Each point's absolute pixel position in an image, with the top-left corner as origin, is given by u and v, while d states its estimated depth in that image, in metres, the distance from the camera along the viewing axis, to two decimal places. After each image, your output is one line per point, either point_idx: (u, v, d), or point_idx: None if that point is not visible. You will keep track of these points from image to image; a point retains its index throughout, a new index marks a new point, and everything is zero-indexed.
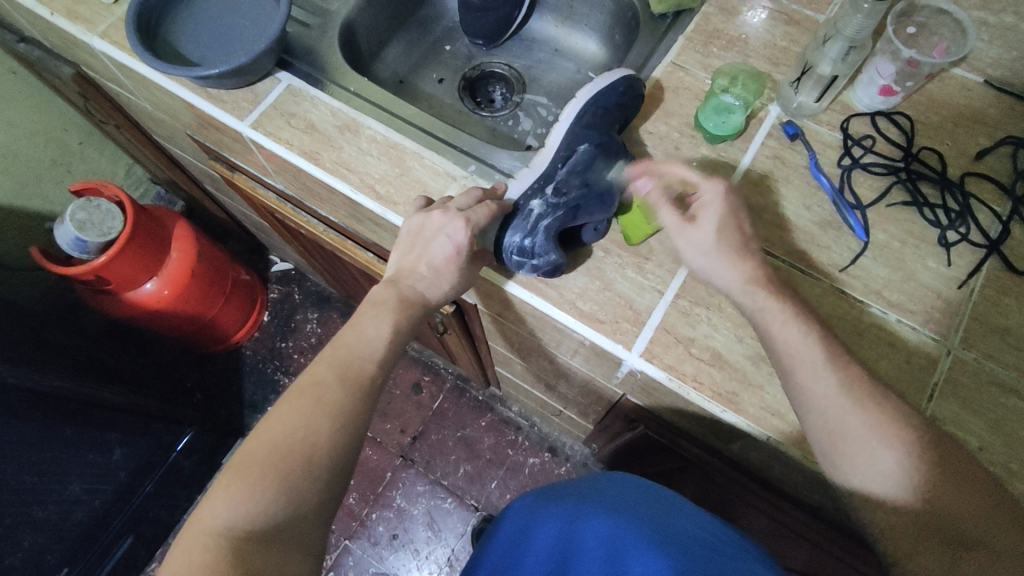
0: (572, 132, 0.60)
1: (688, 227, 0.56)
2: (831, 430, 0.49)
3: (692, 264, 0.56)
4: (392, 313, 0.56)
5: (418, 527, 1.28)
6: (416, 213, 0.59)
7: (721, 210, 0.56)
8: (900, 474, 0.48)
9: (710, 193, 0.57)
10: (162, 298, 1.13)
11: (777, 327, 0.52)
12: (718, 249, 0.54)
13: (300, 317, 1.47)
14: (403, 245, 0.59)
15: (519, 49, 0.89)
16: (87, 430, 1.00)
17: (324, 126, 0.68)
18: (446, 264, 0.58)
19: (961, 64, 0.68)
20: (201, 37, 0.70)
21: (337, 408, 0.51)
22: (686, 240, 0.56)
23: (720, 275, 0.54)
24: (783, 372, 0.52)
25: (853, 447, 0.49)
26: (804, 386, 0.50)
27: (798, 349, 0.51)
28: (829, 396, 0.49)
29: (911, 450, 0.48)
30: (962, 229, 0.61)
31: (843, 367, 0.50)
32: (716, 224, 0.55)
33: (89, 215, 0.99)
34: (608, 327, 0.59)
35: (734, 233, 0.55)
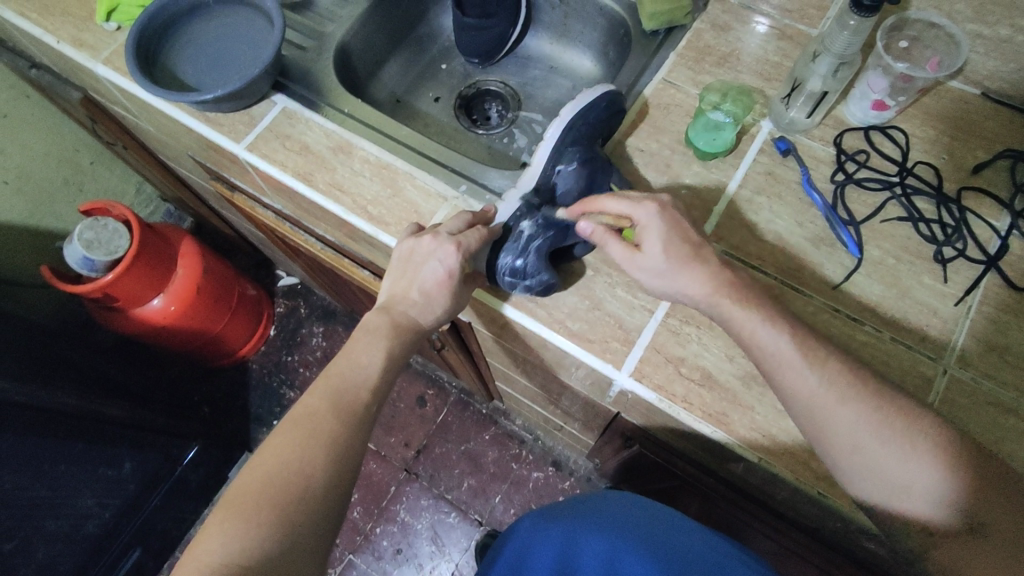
0: (559, 147, 0.60)
1: (636, 256, 0.54)
2: (823, 435, 0.49)
3: (654, 288, 0.55)
4: (383, 334, 0.57)
5: (422, 542, 1.28)
6: (407, 239, 0.59)
7: (662, 229, 0.53)
8: (899, 476, 0.47)
9: (647, 217, 0.54)
10: (168, 313, 1.15)
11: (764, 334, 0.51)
12: (675, 270, 0.53)
13: (306, 331, 1.48)
14: (393, 272, 0.59)
15: (515, 67, 0.90)
16: (96, 447, 1.01)
17: (318, 147, 0.69)
18: (438, 288, 0.58)
19: (958, 77, 0.67)
20: (199, 61, 0.72)
21: (332, 437, 0.51)
22: (640, 270, 0.54)
23: (686, 291, 0.53)
24: (767, 371, 0.51)
25: (839, 438, 0.48)
26: (792, 391, 0.50)
27: (775, 346, 0.50)
28: (816, 402, 0.49)
29: (907, 450, 0.47)
30: (958, 244, 0.60)
31: (826, 364, 0.49)
32: (661, 245, 0.53)
33: (96, 235, 1.00)
34: (598, 347, 0.59)
35: (685, 250, 0.53)
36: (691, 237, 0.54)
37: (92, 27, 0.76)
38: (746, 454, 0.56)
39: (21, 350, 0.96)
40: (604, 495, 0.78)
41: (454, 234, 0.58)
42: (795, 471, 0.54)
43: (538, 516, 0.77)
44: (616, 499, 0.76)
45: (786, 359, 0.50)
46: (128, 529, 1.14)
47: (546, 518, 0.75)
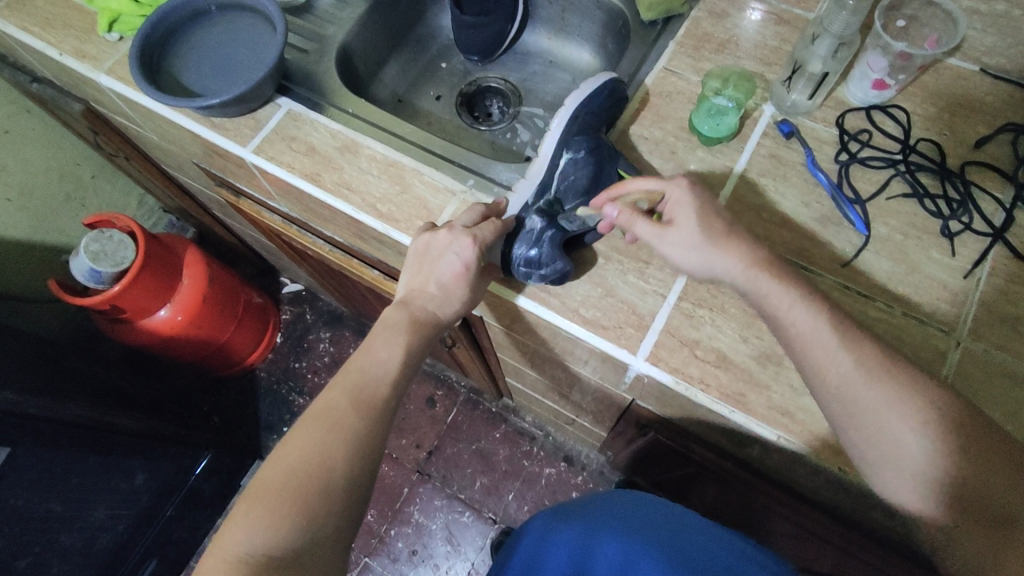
0: (565, 137, 0.61)
1: (668, 232, 0.55)
2: (849, 413, 0.49)
3: (683, 266, 0.55)
4: (400, 330, 0.57)
5: (437, 542, 1.28)
6: (423, 233, 0.59)
7: (695, 204, 0.55)
8: (918, 460, 0.47)
9: (677, 193, 0.56)
10: (175, 323, 1.15)
11: (784, 310, 0.52)
12: (706, 247, 0.54)
13: (313, 336, 1.48)
14: (410, 266, 0.59)
15: (515, 63, 0.90)
16: (111, 458, 1.01)
17: (325, 148, 0.70)
18: (455, 282, 0.58)
19: (956, 54, 0.68)
20: (202, 67, 0.72)
21: (352, 431, 0.51)
22: (671, 245, 0.55)
23: (719, 264, 0.54)
24: (797, 352, 0.51)
25: (866, 422, 0.48)
26: (823, 373, 0.50)
27: (807, 328, 0.51)
28: (845, 380, 0.49)
29: (931, 434, 0.47)
30: (964, 219, 0.61)
31: (857, 343, 0.49)
32: (694, 218, 0.55)
33: (102, 246, 1.01)
34: (612, 333, 0.59)
35: (717, 224, 0.55)
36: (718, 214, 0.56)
37: (93, 38, 0.77)
38: (765, 434, 0.56)
39: (29, 365, 0.95)
40: (614, 496, 0.77)
41: (471, 226, 0.58)
42: (814, 449, 0.55)
43: (551, 517, 0.76)
44: (630, 501, 0.75)
45: (817, 333, 0.50)
46: (144, 540, 1.14)
47: (559, 518, 0.75)
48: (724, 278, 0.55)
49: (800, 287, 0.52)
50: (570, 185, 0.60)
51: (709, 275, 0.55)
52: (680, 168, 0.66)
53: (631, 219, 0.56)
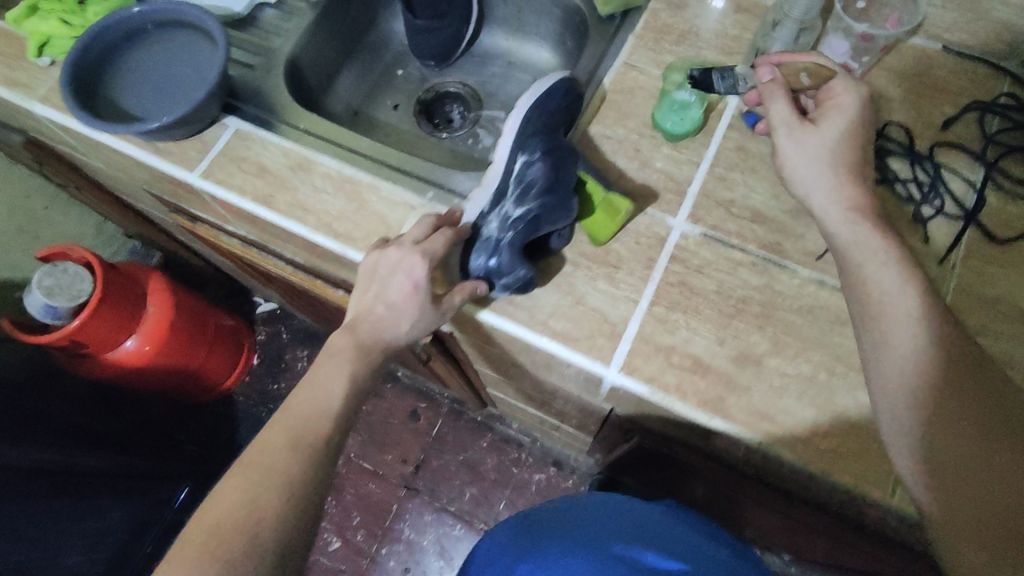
0: (520, 140, 0.57)
1: (807, 126, 0.54)
2: (894, 395, 0.46)
3: (794, 170, 0.54)
4: (346, 358, 0.54)
5: (430, 558, 1.25)
6: (371, 253, 0.58)
7: (850, 120, 0.54)
8: (944, 457, 0.44)
9: (845, 96, 0.55)
10: (143, 353, 1.11)
11: (869, 269, 0.49)
12: (829, 166, 0.53)
13: (290, 356, 1.44)
14: (360, 287, 0.58)
15: (472, 65, 0.87)
16: (88, 497, 0.98)
17: (276, 167, 0.67)
18: (405, 301, 0.55)
19: (918, 33, 0.66)
20: (141, 89, 0.68)
21: (288, 472, 0.48)
22: (802, 135, 0.54)
23: (821, 190, 0.53)
24: (870, 317, 0.48)
25: (915, 402, 0.45)
26: (894, 347, 0.47)
27: (892, 293, 0.48)
28: (916, 357, 0.46)
29: (966, 437, 0.43)
30: (936, 202, 0.60)
31: (943, 332, 0.46)
32: (839, 133, 0.54)
33: (57, 280, 0.96)
34: (584, 344, 0.57)
35: (850, 153, 0.54)
36: (861, 151, 0.54)
37: (24, 65, 0.73)
38: (747, 439, 0.54)
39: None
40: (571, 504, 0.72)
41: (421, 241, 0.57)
42: (796, 451, 0.53)
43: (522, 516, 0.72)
44: (593, 506, 0.70)
45: (891, 294, 0.48)
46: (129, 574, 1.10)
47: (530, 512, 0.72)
48: (816, 208, 0.53)
49: (901, 256, 0.50)
50: (543, 187, 0.55)
51: (805, 198, 0.54)
52: (646, 167, 0.63)
53: (776, 89, 0.56)
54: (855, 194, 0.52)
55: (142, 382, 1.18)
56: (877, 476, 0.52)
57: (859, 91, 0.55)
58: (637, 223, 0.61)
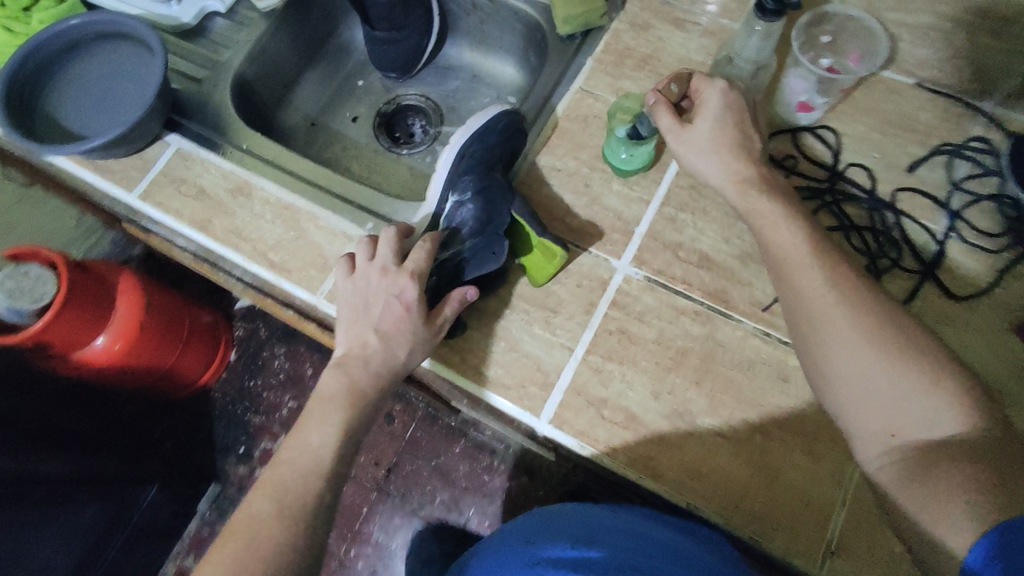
0: (451, 178, 0.57)
1: (684, 130, 0.57)
2: (831, 368, 0.48)
3: (686, 163, 0.57)
4: (339, 405, 0.53)
5: (398, 561, 1.26)
6: (347, 282, 0.56)
7: (717, 113, 0.56)
8: (898, 418, 0.45)
9: (712, 95, 0.57)
10: (113, 352, 1.07)
11: (768, 231, 0.53)
12: (710, 146, 0.56)
13: (267, 353, 1.39)
14: (346, 318, 0.55)
15: (435, 77, 0.84)
16: (45, 506, 0.96)
17: (216, 190, 0.65)
18: (396, 327, 0.53)
19: (890, 67, 0.63)
20: (81, 102, 0.66)
21: (274, 548, 0.47)
22: (684, 140, 0.57)
23: (710, 171, 0.56)
24: (779, 271, 0.52)
25: (822, 338, 0.48)
26: (799, 293, 0.50)
27: (789, 247, 0.52)
28: (817, 298, 0.49)
29: (909, 387, 0.45)
30: (893, 254, 0.57)
31: (836, 273, 0.50)
32: (711, 125, 0.56)
33: (18, 284, 0.93)
34: (515, 393, 0.55)
35: (729, 137, 0.56)
36: (743, 132, 0.57)
37: None
38: (677, 501, 0.52)
39: None
40: (525, 523, 0.60)
41: (399, 261, 0.55)
42: (725, 515, 0.51)
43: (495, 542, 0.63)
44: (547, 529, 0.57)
45: (796, 261, 0.51)
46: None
47: (504, 534, 0.63)
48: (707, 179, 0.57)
49: (794, 213, 0.53)
50: (467, 167, 0.56)
51: (700, 178, 0.58)
52: (595, 204, 0.61)
53: (660, 108, 0.58)
54: (743, 169, 0.56)
55: (121, 380, 1.17)
56: (805, 546, 0.50)
57: (717, 83, 0.57)
58: (579, 264, 0.59)
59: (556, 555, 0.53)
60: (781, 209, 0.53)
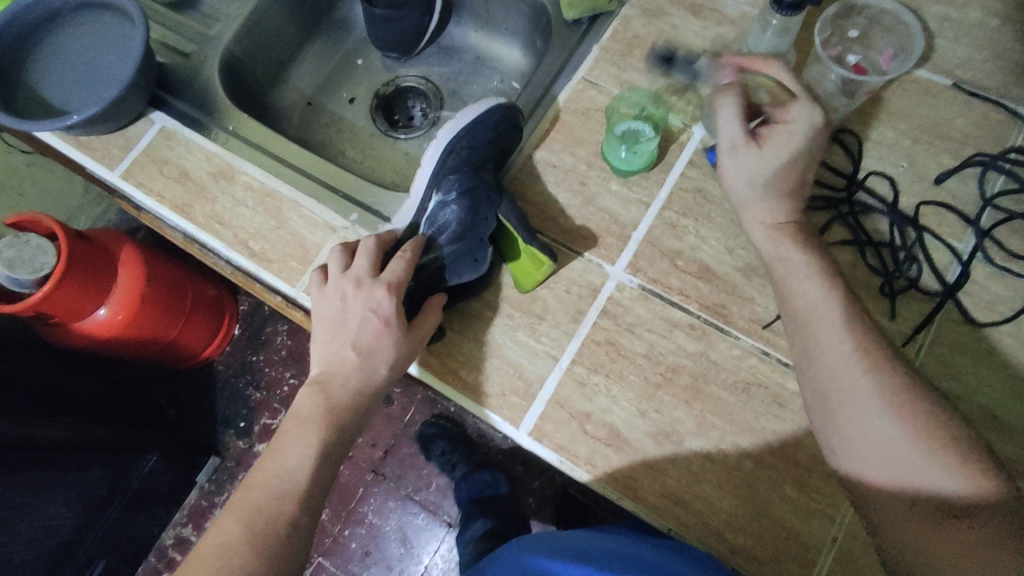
0: (436, 177, 0.53)
1: (749, 148, 0.48)
2: (847, 411, 0.43)
3: (729, 186, 0.50)
4: (313, 426, 0.49)
5: (391, 544, 1.12)
6: (322, 295, 0.53)
7: (796, 148, 0.48)
8: (916, 501, 0.41)
9: (798, 125, 0.48)
10: (116, 323, 0.99)
11: (796, 280, 0.47)
12: (762, 186, 0.49)
13: (271, 329, 1.32)
14: (321, 335, 0.52)
15: (438, 57, 0.80)
16: (40, 473, 0.87)
17: (198, 173, 0.62)
18: (376, 342, 0.50)
19: (925, 65, 0.57)
20: (63, 76, 0.63)
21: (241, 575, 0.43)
22: (738, 159, 0.48)
23: (751, 212, 0.50)
24: (798, 326, 0.46)
25: (844, 407, 0.43)
26: (819, 349, 0.45)
27: (816, 301, 0.46)
28: (841, 360, 0.43)
29: (934, 469, 0.40)
30: (911, 274, 0.52)
31: (866, 333, 0.44)
32: (782, 159, 0.48)
33: (18, 252, 0.86)
34: (495, 402, 0.52)
35: (788, 180, 0.49)
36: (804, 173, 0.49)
37: None
38: (656, 523, 0.50)
39: None
40: (514, 547, 0.57)
41: (376, 273, 0.52)
42: (710, 543, 0.48)
43: None
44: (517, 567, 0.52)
45: (809, 288, 0.46)
46: (68, 571, 1.00)
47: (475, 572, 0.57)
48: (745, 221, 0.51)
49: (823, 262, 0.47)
50: (456, 165, 0.53)
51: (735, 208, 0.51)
52: (590, 204, 0.57)
53: (732, 105, 0.48)
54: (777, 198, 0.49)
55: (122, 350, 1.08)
56: None
57: (815, 112, 0.48)
58: (570, 269, 0.55)
59: (545, 568, 0.49)
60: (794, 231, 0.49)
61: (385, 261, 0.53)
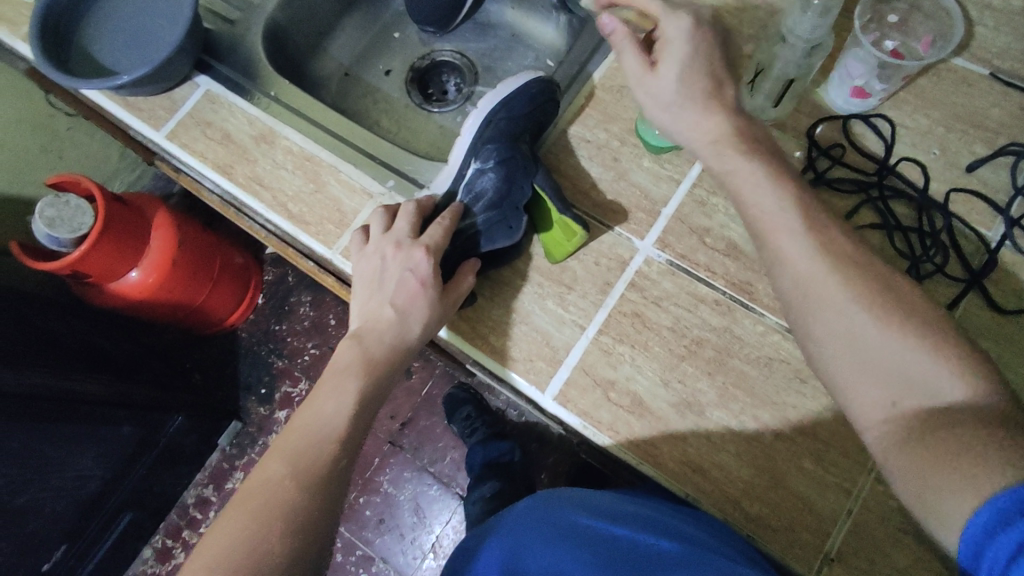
0: (475, 146, 0.55)
1: (648, 76, 0.51)
2: (806, 313, 0.44)
3: (654, 117, 0.53)
4: (351, 382, 0.51)
5: (404, 512, 1.15)
6: (365, 255, 0.55)
7: (683, 61, 0.50)
8: (892, 393, 0.40)
9: (673, 34, 0.50)
10: (147, 286, 1.02)
11: (761, 197, 0.47)
12: (676, 107, 0.51)
13: (295, 299, 1.34)
14: (360, 294, 0.55)
15: (474, 33, 0.81)
16: (80, 427, 0.90)
17: (240, 136, 0.64)
18: (412, 301, 0.52)
19: (962, 54, 0.58)
20: (114, 38, 0.66)
21: (289, 510, 0.44)
22: (646, 89, 0.51)
23: (686, 137, 0.51)
24: (767, 244, 0.47)
25: (811, 316, 0.44)
26: (785, 263, 0.45)
27: (776, 216, 0.46)
28: (805, 270, 0.44)
29: (904, 358, 0.40)
30: (938, 259, 0.53)
31: (829, 242, 0.45)
32: (677, 74, 0.50)
33: (59, 212, 0.88)
34: (522, 366, 0.54)
35: (698, 95, 0.50)
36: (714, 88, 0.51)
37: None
38: (675, 489, 0.51)
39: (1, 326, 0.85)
40: (523, 509, 0.57)
41: (415, 235, 0.54)
42: (726, 511, 0.50)
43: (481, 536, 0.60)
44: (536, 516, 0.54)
45: (784, 225, 0.45)
46: (97, 521, 1.04)
47: (491, 530, 0.58)
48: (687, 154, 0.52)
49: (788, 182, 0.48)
50: (495, 135, 0.54)
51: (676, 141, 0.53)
52: (621, 179, 0.58)
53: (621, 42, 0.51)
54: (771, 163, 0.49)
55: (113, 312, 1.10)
56: (801, 550, 0.49)
57: (683, 23, 0.50)
58: (600, 242, 0.56)
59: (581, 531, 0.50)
60: (800, 190, 0.48)
61: (423, 225, 0.55)
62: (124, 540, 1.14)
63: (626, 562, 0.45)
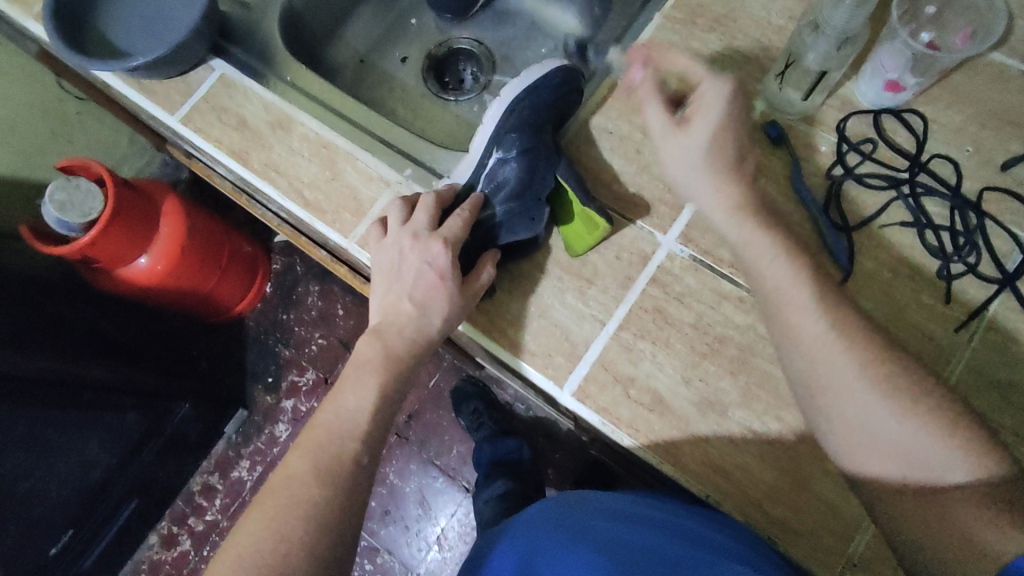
0: (497, 135, 0.53)
1: (675, 132, 0.49)
2: (823, 390, 0.44)
3: (671, 173, 0.50)
4: (368, 375, 0.50)
5: (410, 504, 1.14)
6: (383, 248, 0.53)
7: (721, 118, 0.48)
8: (901, 471, 0.44)
9: (712, 92, 0.48)
10: (156, 273, 1.01)
11: (768, 262, 0.46)
12: (702, 167, 0.48)
13: (302, 289, 1.33)
14: (378, 286, 0.54)
15: (493, 22, 0.79)
16: (82, 414, 0.90)
17: (256, 122, 0.63)
18: (430, 294, 0.51)
19: (999, 49, 0.56)
20: (130, 20, 0.65)
21: (310, 507, 0.45)
22: (670, 142, 0.49)
23: (703, 197, 0.48)
24: (773, 310, 0.47)
25: (826, 396, 0.44)
26: (796, 335, 0.45)
27: (785, 284, 0.46)
28: (819, 346, 0.44)
29: (917, 438, 0.43)
30: (970, 259, 0.52)
31: (841, 317, 0.45)
32: (710, 130, 0.48)
33: (69, 195, 0.87)
34: (540, 361, 0.53)
35: (726, 150, 0.48)
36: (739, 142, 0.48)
37: None
38: (695, 489, 0.50)
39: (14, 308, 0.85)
40: (537, 509, 0.56)
41: (433, 227, 0.52)
42: (747, 512, 0.49)
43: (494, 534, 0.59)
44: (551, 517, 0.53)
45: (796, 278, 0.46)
46: (103, 508, 1.04)
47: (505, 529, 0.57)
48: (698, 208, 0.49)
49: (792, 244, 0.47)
50: (518, 125, 0.53)
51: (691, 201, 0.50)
52: (644, 172, 0.57)
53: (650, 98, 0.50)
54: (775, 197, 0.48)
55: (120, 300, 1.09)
56: (824, 554, 0.48)
57: (725, 85, 0.48)
58: (622, 236, 0.55)
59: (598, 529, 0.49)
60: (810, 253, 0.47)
61: (441, 216, 0.54)
62: (128, 527, 1.14)
63: (637, 562, 0.44)
